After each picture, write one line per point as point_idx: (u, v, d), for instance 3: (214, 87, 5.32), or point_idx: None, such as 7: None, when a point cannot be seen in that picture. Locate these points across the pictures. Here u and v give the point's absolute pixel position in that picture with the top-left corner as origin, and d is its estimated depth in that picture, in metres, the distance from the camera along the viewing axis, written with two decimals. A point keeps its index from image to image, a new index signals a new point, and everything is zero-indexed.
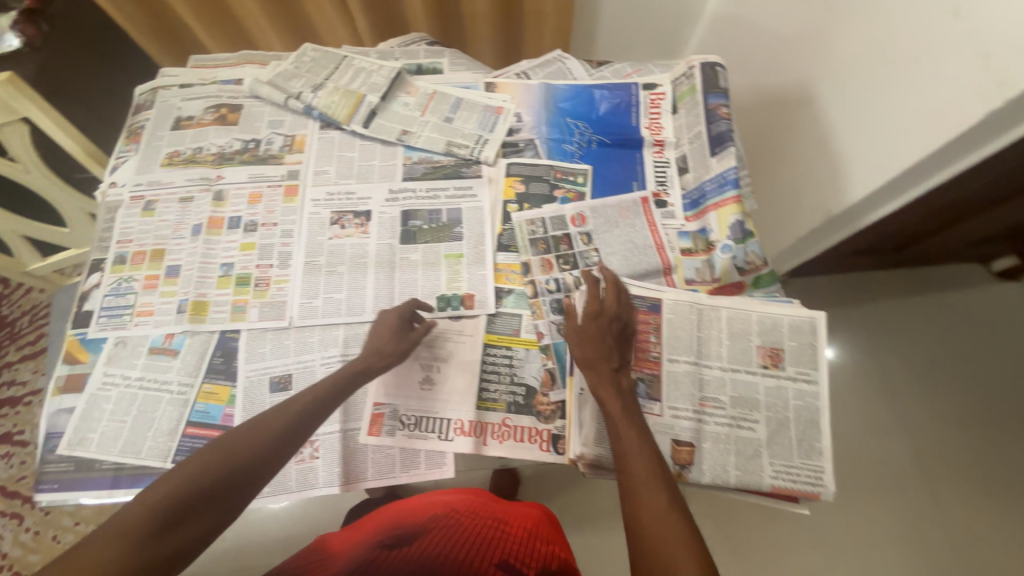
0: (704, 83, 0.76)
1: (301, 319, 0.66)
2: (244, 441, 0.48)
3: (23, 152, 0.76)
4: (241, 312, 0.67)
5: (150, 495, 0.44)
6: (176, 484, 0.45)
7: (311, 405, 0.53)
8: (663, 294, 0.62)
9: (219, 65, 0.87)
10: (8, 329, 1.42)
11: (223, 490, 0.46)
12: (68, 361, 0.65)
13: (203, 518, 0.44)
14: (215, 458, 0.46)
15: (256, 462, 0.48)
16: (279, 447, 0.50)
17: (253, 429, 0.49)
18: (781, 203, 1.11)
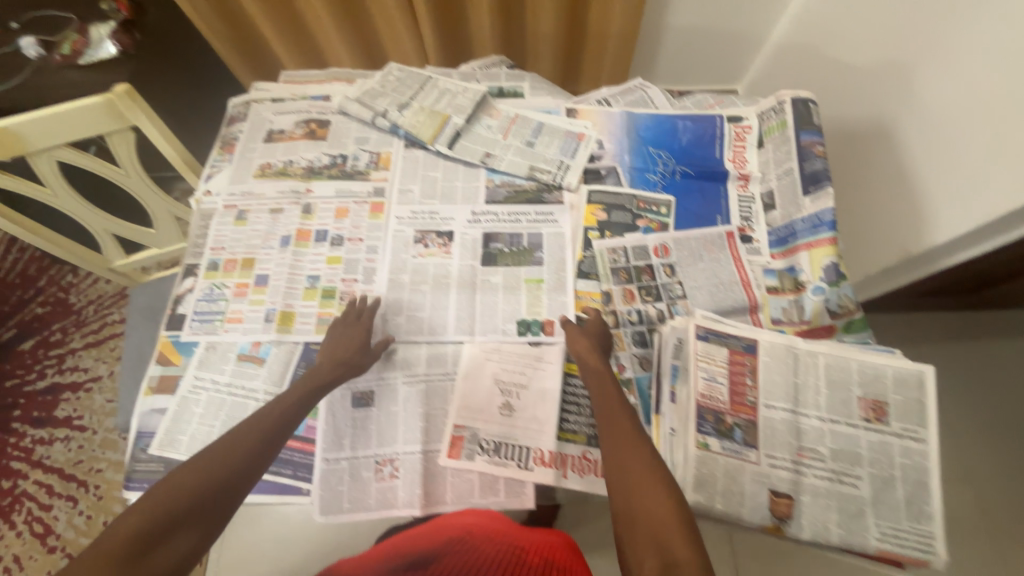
0: (797, 118, 0.75)
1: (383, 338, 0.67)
2: (218, 456, 0.49)
3: (128, 159, 0.80)
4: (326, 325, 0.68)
5: (124, 525, 0.43)
6: (150, 509, 0.44)
7: (282, 417, 0.55)
8: (757, 336, 0.60)
9: (310, 81, 0.90)
10: (75, 317, 1.48)
11: (201, 506, 0.46)
12: (161, 362, 0.67)
13: (186, 533, 0.44)
14: (194, 476, 0.47)
15: (234, 477, 0.48)
16: (255, 460, 0.50)
17: (226, 442, 0.51)
18: (847, 238, 1.07)
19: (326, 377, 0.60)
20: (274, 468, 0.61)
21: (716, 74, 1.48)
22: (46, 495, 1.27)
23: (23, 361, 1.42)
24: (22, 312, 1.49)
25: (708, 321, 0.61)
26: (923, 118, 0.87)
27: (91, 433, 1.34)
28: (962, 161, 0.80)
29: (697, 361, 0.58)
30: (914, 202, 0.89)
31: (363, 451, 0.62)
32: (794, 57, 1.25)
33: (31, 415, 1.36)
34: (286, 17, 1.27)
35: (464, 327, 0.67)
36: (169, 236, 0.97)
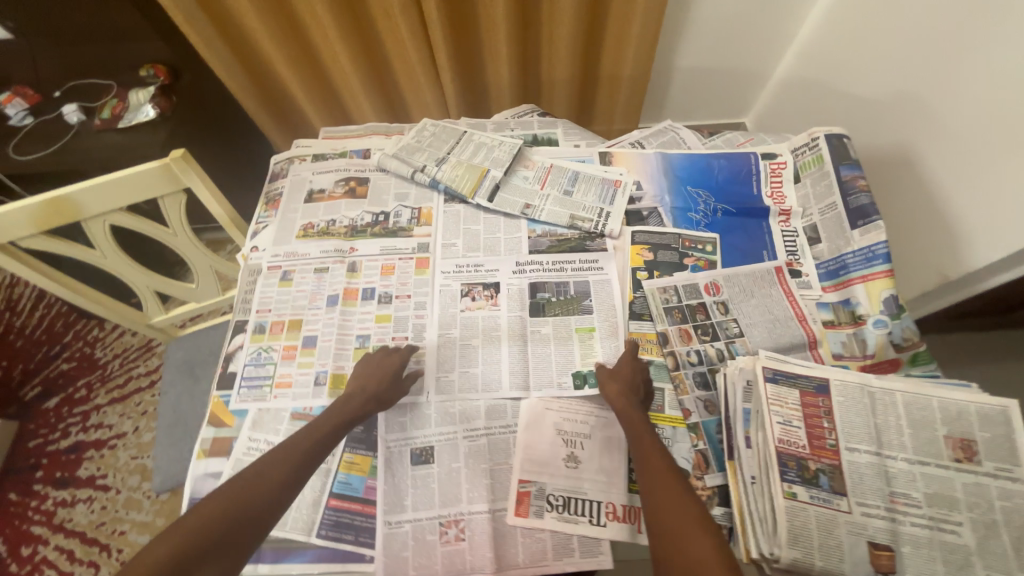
0: (834, 154, 0.77)
1: (438, 393, 0.66)
2: (247, 485, 0.49)
3: (176, 220, 0.82)
4: None
5: (154, 553, 0.42)
6: (181, 538, 0.43)
7: (309, 447, 0.55)
8: (826, 374, 0.59)
9: (348, 137, 0.93)
10: (101, 371, 1.47)
11: (231, 538, 0.45)
12: (213, 424, 0.66)
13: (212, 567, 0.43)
14: (219, 509, 0.46)
15: (259, 509, 0.48)
16: (279, 492, 0.50)
17: (254, 472, 0.51)
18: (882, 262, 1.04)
19: (358, 410, 0.60)
20: (334, 534, 0.58)
21: (724, 109, 1.50)
22: (67, 562, 1.22)
23: (47, 420, 1.40)
24: (47, 369, 1.48)
25: (773, 360, 0.60)
26: (939, 142, 0.87)
27: (115, 493, 1.30)
28: (988, 183, 0.78)
29: (769, 405, 0.57)
30: (943, 225, 0.87)
31: (426, 512, 0.59)
32: (800, 90, 1.28)
33: (54, 476, 1.33)
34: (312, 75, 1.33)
35: (520, 380, 0.66)
36: (208, 291, 0.97)
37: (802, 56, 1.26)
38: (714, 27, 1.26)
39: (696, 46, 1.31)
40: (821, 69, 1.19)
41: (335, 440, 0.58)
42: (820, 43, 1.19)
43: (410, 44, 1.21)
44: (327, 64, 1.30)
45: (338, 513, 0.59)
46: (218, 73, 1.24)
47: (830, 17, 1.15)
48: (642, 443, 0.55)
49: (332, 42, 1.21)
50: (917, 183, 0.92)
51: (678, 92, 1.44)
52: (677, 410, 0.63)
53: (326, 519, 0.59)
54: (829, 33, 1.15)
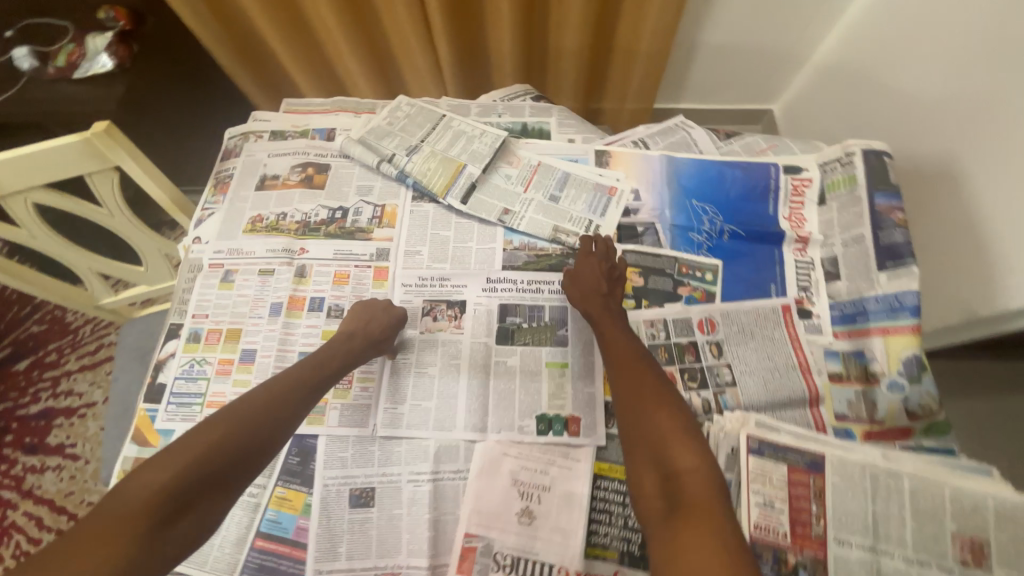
0: (869, 176, 0.66)
1: (385, 429, 0.59)
2: (250, 412, 0.46)
3: (110, 199, 0.73)
4: (320, 413, 0.60)
5: (148, 483, 0.39)
6: (179, 466, 0.40)
7: (313, 379, 0.53)
8: (822, 449, 0.51)
9: (314, 111, 0.82)
10: (71, 337, 1.42)
11: (226, 471, 0.42)
12: (136, 442, 0.60)
13: (208, 503, 0.41)
14: (214, 438, 0.43)
15: (256, 442, 0.45)
16: (278, 425, 0.47)
17: (256, 400, 0.47)
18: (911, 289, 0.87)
19: (360, 352, 0.58)
20: None
21: (749, 94, 1.34)
22: (35, 528, 1.22)
23: (17, 383, 1.37)
24: (18, 330, 1.44)
25: (760, 428, 0.52)
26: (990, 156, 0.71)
27: (83, 464, 1.28)
28: None
29: (750, 483, 0.50)
30: (981, 250, 0.71)
31: (360, 561, 0.54)
32: (840, 79, 1.12)
33: (23, 441, 1.31)
34: (292, 26, 1.18)
35: (477, 420, 0.59)
36: (159, 274, 0.89)
37: (847, 40, 1.09)
38: None
39: (727, 20, 1.14)
40: (866, 57, 1.02)
41: (337, 377, 0.56)
42: (869, 25, 1.02)
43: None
44: (309, 15, 1.15)
45: (262, 556, 0.54)
46: (189, 21, 1.09)
47: None
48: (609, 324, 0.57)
49: None
50: (957, 207, 0.76)
51: (701, 72, 1.28)
52: None
53: (249, 562, 0.54)
54: (883, 13, 0.98)
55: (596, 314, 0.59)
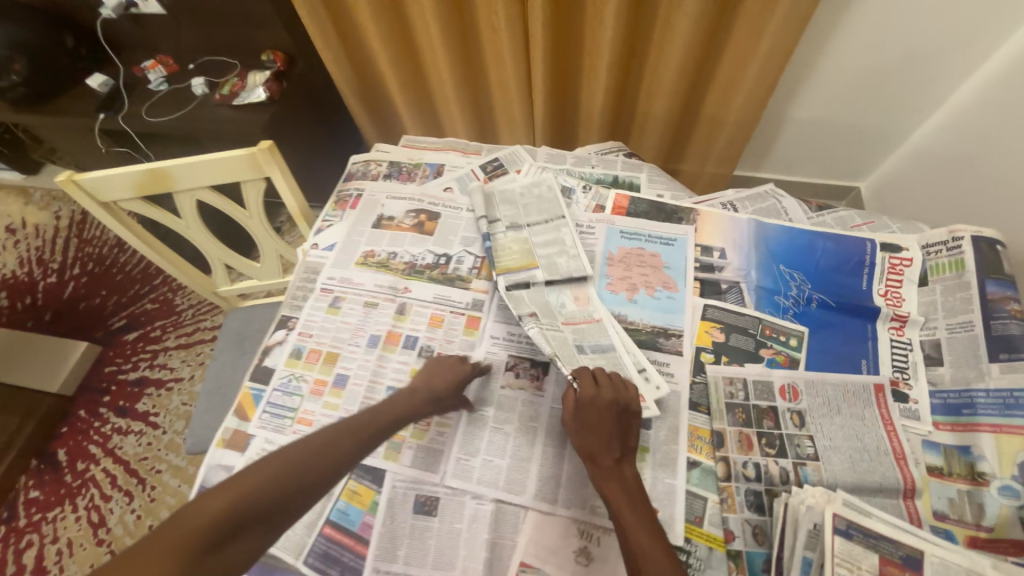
0: (980, 263, 0.63)
1: (455, 480, 0.59)
2: (303, 457, 0.50)
3: (253, 204, 0.86)
4: (396, 451, 0.61)
5: (208, 506, 0.43)
6: (234, 496, 0.45)
7: (368, 430, 0.56)
8: (922, 546, 0.48)
9: (427, 148, 0.93)
10: (175, 317, 1.61)
11: (272, 509, 0.46)
12: (237, 415, 0.67)
13: (251, 537, 0.45)
14: (269, 476, 0.47)
15: (304, 486, 0.49)
16: (325, 474, 0.50)
17: (312, 443, 0.51)
18: None
19: (416, 408, 0.60)
20: (320, 566, 0.56)
21: (837, 169, 1.33)
22: (109, 485, 1.34)
23: (124, 351, 1.56)
24: (135, 305, 1.65)
25: (848, 508, 0.49)
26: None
27: (161, 433, 1.41)
28: None
29: (836, 565, 0.47)
30: None
31: (417, 570, 0.55)
32: (936, 164, 1.10)
33: (118, 403, 1.47)
34: (410, 72, 1.36)
35: (547, 491, 0.58)
36: (270, 272, 1.01)
37: (947, 124, 1.07)
38: (845, 79, 1.10)
39: (821, 97, 1.16)
40: (971, 144, 1.00)
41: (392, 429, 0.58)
42: (975, 113, 1.00)
43: (509, 58, 1.19)
44: (426, 65, 1.33)
45: (328, 543, 0.57)
46: (329, 65, 1.30)
47: (996, 83, 0.95)
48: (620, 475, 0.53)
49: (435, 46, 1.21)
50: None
51: (788, 143, 1.29)
52: (718, 529, 0.54)
53: (316, 546, 0.57)
54: (992, 102, 0.96)
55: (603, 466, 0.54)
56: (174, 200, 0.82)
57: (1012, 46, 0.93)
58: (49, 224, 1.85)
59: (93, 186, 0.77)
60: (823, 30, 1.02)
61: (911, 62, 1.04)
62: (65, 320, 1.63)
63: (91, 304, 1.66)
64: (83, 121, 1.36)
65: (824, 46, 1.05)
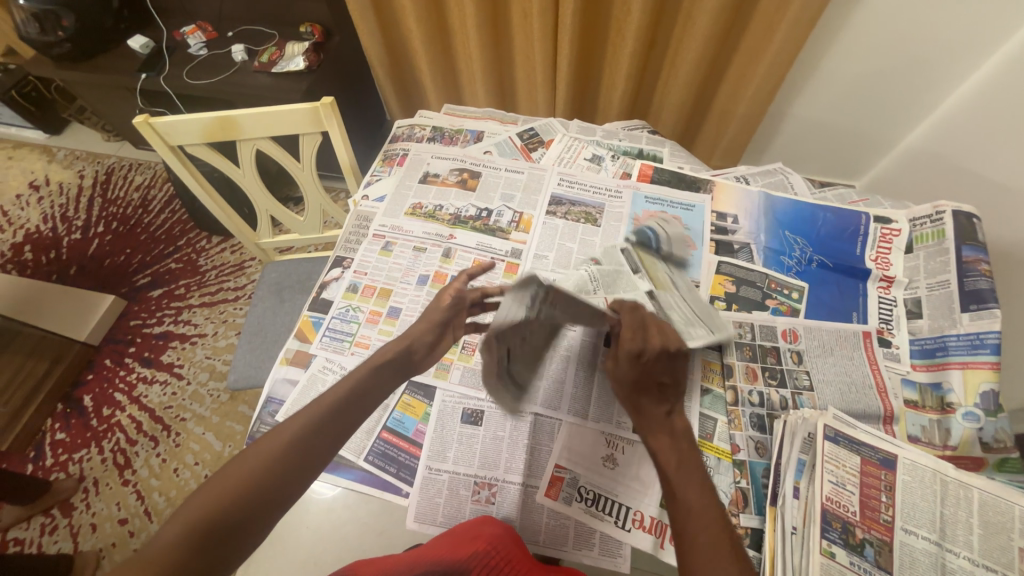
0: (958, 232, 0.73)
1: None
2: (274, 453, 0.47)
3: (307, 158, 0.93)
4: (445, 370, 0.70)
5: (175, 528, 0.42)
6: (195, 515, 0.43)
7: (339, 418, 0.52)
8: (896, 451, 0.57)
9: (467, 117, 1.01)
10: (199, 277, 1.66)
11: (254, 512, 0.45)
12: (299, 338, 0.75)
13: (235, 541, 0.44)
14: (239, 480, 0.46)
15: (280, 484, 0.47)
16: (301, 469, 0.48)
17: (279, 438, 0.49)
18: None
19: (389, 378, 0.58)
20: (379, 462, 0.65)
21: (833, 166, 1.43)
22: (134, 430, 1.40)
23: (149, 306, 1.62)
24: (159, 264, 1.70)
25: (837, 421, 0.59)
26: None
27: (185, 384, 1.47)
28: None
29: (824, 463, 0.57)
30: None
31: (464, 469, 0.64)
32: (929, 164, 1.19)
33: (143, 355, 1.53)
34: (440, 52, 1.43)
35: (579, 407, 0.66)
36: (311, 226, 1.08)
37: (938, 127, 1.17)
38: (846, 81, 1.20)
39: (821, 97, 1.26)
40: (958, 147, 1.10)
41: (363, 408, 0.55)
42: (963, 116, 1.09)
43: (539, 46, 1.26)
44: (458, 47, 1.40)
45: (386, 445, 0.66)
46: (366, 42, 1.37)
47: (984, 90, 1.05)
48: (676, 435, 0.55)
49: (467, 27, 1.27)
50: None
51: (789, 138, 1.39)
52: (726, 443, 0.63)
53: (375, 447, 0.65)
54: (978, 107, 1.05)
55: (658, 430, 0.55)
56: (237, 149, 0.90)
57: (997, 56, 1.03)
58: (73, 183, 1.89)
59: (166, 130, 0.84)
60: (827, 33, 1.12)
61: (909, 66, 1.13)
62: (90, 274, 1.67)
63: (115, 261, 1.71)
64: (125, 80, 1.41)
65: (830, 46, 1.14)
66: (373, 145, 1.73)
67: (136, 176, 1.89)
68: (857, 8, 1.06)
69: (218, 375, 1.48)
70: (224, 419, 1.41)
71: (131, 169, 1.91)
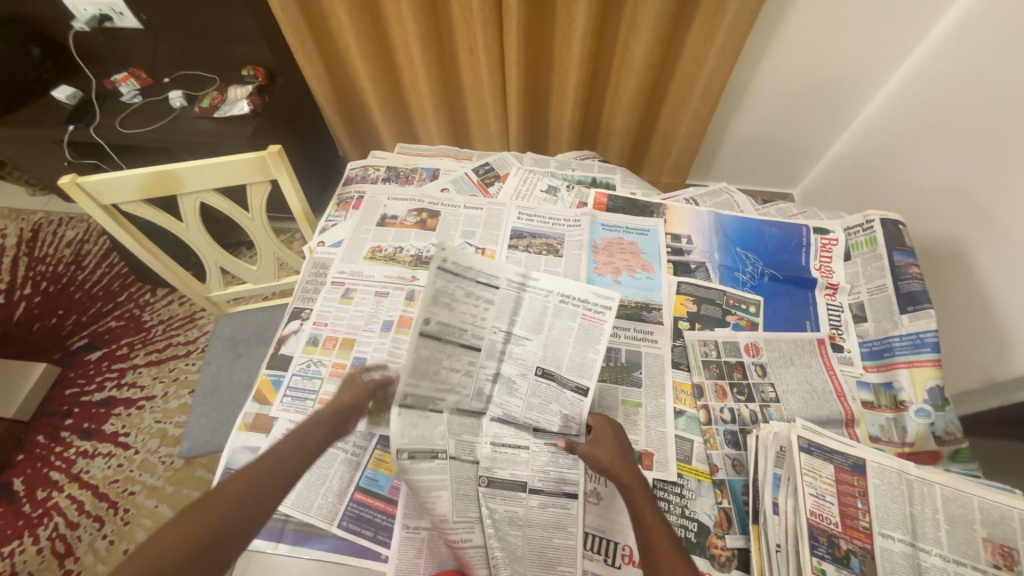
0: (888, 238, 0.79)
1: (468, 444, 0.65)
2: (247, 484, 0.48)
3: (256, 207, 0.90)
4: None
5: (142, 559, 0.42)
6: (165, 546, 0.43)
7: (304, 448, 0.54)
8: (864, 455, 0.60)
9: (422, 155, 1.01)
10: (144, 334, 1.55)
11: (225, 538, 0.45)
12: (258, 400, 0.70)
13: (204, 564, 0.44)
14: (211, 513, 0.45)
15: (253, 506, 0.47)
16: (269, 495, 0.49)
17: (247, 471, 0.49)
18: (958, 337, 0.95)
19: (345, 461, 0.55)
20: (354, 527, 0.61)
21: (770, 178, 1.53)
22: (75, 512, 1.26)
23: (87, 371, 1.48)
24: (97, 324, 1.57)
25: (808, 431, 0.61)
26: (996, 246, 0.87)
27: (133, 453, 1.35)
28: None
29: (803, 475, 0.58)
30: None
31: None
32: (854, 171, 1.29)
33: (82, 426, 1.39)
34: (390, 88, 1.43)
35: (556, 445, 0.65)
36: (265, 274, 1.03)
37: (859, 138, 1.28)
38: (774, 101, 1.30)
39: (753, 117, 1.35)
40: (873, 154, 1.22)
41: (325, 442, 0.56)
42: (880, 127, 1.20)
43: (487, 80, 1.28)
44: (406, 83, 1.41)
45: (360, 507, 0.62)
46: (312, 83, 1.36)
47: (895, 103, 1.16)
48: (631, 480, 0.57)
49: (415, 64, 1.29)
50: (968, 282, 0.92)
51: (730, 154, 1.48)
52: (704, 464, 0.63)
53: (349, 511, 0.62)
54: (888, 118, 1.18)
55: (626, 482, 0.57)
56: (177, 202, 0.85)
57: (902, 73, 1.15)
58: None
59: (97, 188, 0.79)
60: (754, 57, 1.20)
61: (827, 84, 1.23)
62: (16, 342, 1.52)
63: (46, 324, 1.56)
64: (49, 133, 1.32)
65: (757, 69, 1.23)
66: (326, 183, 1.70)
67: (67, 230, 1.76)
68: (776, 34, 1.15)
69: (171, 439, 1.37)
70: (179, 488, 1.29)
71: (61, 223, 1.77)
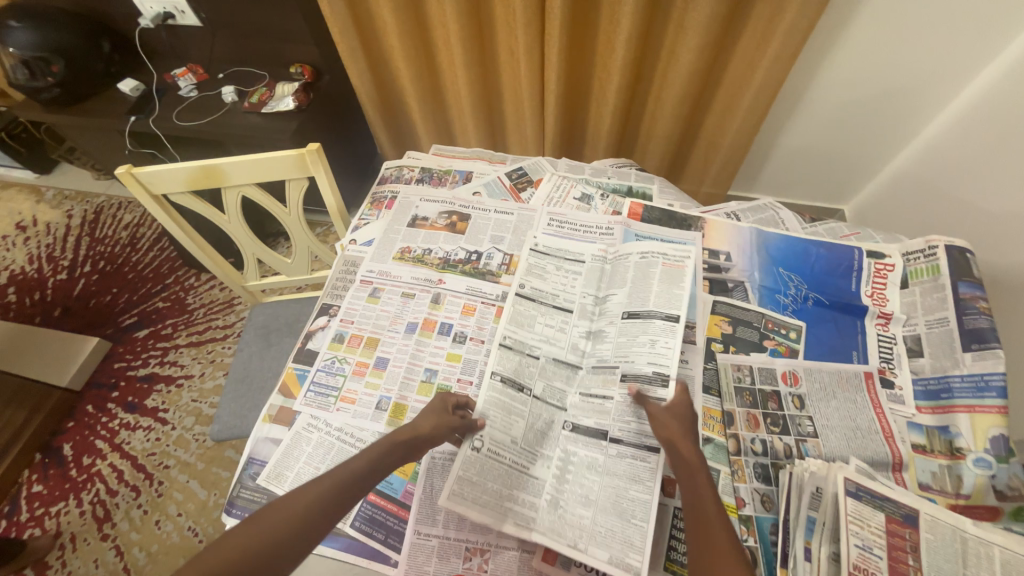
0: (953, 268, 0.72)
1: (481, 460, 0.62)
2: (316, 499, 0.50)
3: (294, 203, 0.92)
4: None
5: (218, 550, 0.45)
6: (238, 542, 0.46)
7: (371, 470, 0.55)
8: (916, 505, 0.55)
9: (456, 157, 1.01)
10: (187, 316, 1.63)
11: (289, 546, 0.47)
12: (283, 393, 0.73)
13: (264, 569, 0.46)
14: (279, 521, 0.48)
15: (315, 522, 0.49)
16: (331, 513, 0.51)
17: (302, 499, 0.50)
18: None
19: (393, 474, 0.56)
20: (366, 529, 0.61)
21: (821, 192, 1.44)
22: (115, 480, 1.34)
23: (134, 348, 1.57)
24: (146, 304, 1.66)
25: (859, 474, 0.55)
26: None
27: (170, 429, 1.42)
28: None
29: (849, 524, 0.52)
30: None
31: (455, 532, 0.61)
32: (917, 189, 1.19)
33: (126, 399, 1.48)
34: (430, 88, 1.45)
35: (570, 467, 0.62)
36: (298, 267, 1.06)
37: (923, 154, 1.18)
38: (830, 111, 1.22)
39: (806, 127, 1.28)
40: (938, 174, 1.13)
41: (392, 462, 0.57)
42: (946, 143, 1.11)
43: (526, 83, 1.27)
44: (446, 84, 1.42)
45: (373, 509, 0.63)
46: (355, 82, 1.39)
47: (966, 118, 1.07)
48: (701, 514, 0.53)
49: (456, 65, 1.29)
50: None
51: (778, 165, 1.40)
52: (731, 497, 0.60)
53: (362, 512, 0.62)
54: (957, 134, 1.08)
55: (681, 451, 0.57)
56: (222, 195, 0.88)
57: (976, 86, 1.05)
58: (60, 222, 1.87)
59: (150, 179, 0.83)
60: (811, 65, 1.14)
61: (889, 95, 1.15)
62: (74, 316, 1.64)
63: (101, 301, 1.67)
64: (114, 122, 1.40)
65: (814, 77, 1.16)
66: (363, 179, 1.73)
67: (125, 214, 1.88)
68: (837, 40, 1.08)
69: (205, 418, 1.44)
70: (209, 466, 1.35)
71: (120, 207, 1.89)
